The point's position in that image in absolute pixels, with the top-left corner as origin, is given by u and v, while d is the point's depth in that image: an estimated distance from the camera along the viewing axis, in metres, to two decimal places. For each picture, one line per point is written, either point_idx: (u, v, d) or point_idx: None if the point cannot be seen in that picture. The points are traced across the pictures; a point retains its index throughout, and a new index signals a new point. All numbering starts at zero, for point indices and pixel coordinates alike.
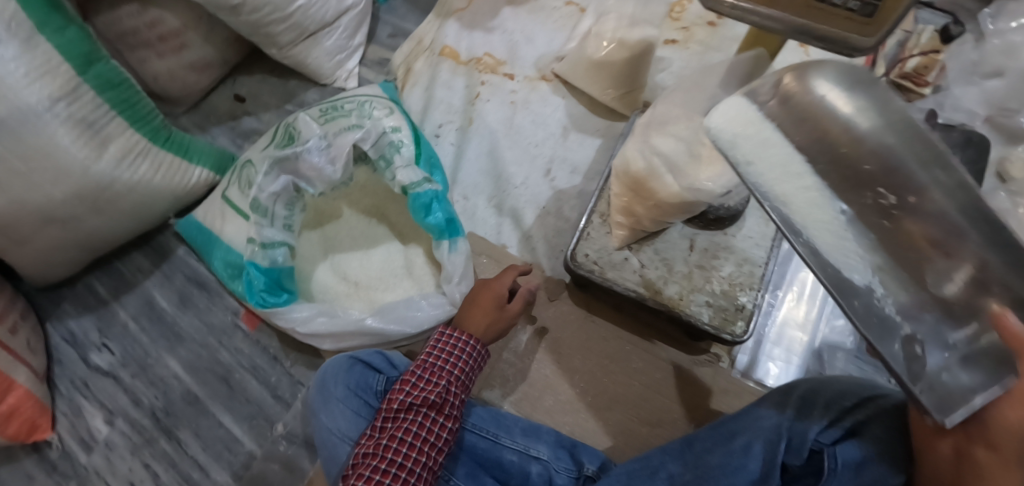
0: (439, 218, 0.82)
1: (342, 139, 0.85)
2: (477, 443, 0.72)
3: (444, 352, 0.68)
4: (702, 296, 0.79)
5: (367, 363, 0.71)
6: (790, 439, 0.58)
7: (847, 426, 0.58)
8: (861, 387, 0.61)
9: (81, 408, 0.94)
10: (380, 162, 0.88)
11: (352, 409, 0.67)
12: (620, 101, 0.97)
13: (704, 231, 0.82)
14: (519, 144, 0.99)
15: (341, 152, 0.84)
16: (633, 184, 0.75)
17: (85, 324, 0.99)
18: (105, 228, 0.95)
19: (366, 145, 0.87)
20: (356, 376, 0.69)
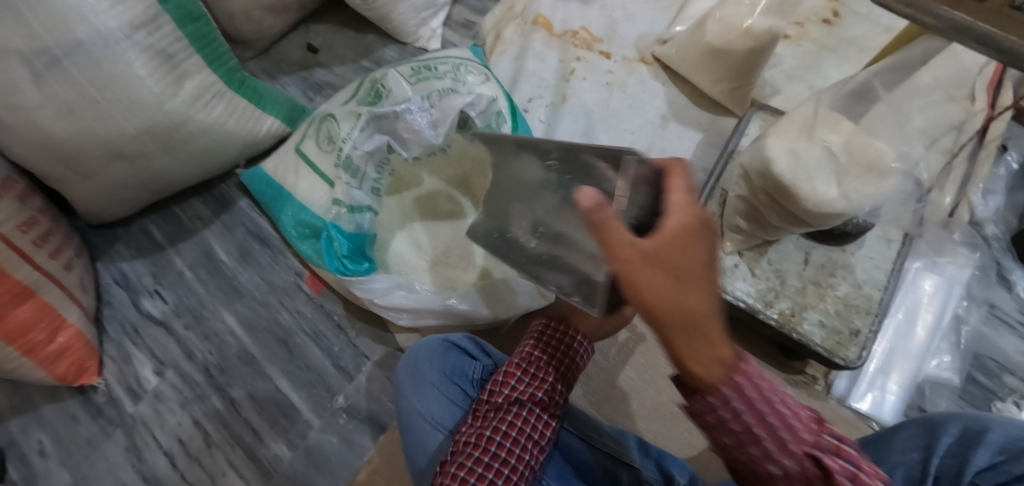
0: None
1: (446, 102, 0.78)
2: (572, 442, 0.69)
3: (552, 346, 0.63)
4: (815, 314, 0.73)
5: (461, 349, 0.67)
6: (936, 479, 0.53)
7: (1014, 472, 0.50)
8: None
9: (130, 355, 0.90)
10: (482, 132, 0.81)
11: (447, 396, 0.64)
12: (728, 96, 0.91)
13: (822, 245, 0.75)
14: (615, 129, 0.93)
15: (445, 115, 0.78)
16: (769, 186, 0.66)
17: (138, 268, 0.95)
18: (172, 170, 0.89)
19: (473, 112, 0.80)
20: (451, 361, 0.65)
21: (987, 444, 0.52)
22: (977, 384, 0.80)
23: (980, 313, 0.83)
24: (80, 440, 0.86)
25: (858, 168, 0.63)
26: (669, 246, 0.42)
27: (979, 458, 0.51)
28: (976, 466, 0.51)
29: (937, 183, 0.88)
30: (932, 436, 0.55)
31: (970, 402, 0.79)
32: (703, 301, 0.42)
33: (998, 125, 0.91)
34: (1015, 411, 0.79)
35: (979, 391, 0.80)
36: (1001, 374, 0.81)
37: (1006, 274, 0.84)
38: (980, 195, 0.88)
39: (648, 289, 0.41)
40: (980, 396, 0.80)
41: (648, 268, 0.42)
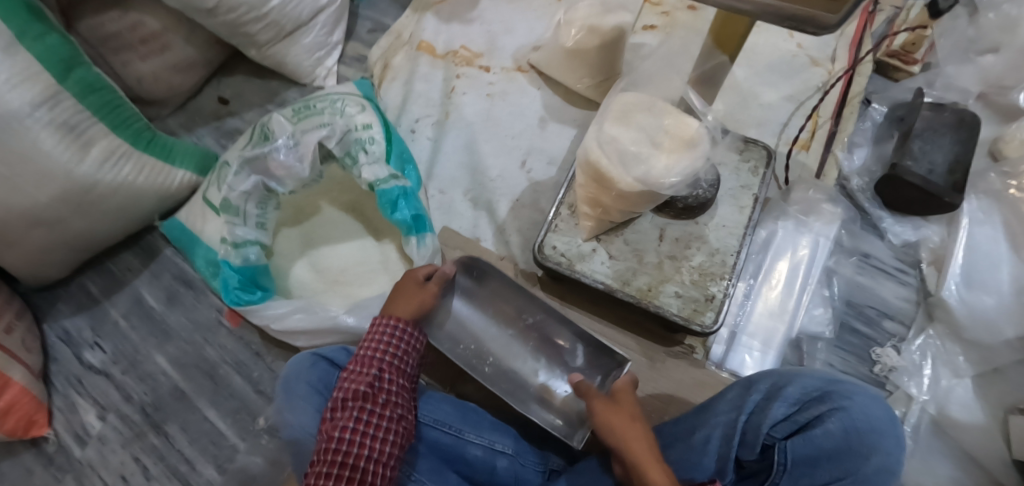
0: (407, 214, 0.83)
1: (309, 136, 0.83)
2: (439, 438, 0.71)
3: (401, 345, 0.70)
4: (672, 286, 0.77)
5: (330, 360, 0.73)
6: (745, 434, 0.58)
7: (801, 421, 0.56)
8: (823, 381, 0.58)
9: (76, 404, 0.97)
10: (346, 159, 0.87)
11: (315, 408, 0.68)
12: (596, 90, 0.96)
13: (676, 220, 0.81)
14: (497, 136, 0.97)
15: (309, 149, 0.82)
16: (596, 175, 0.74)
17: (80, 323, 1.02)
18: (92, 229, 0.96)
19: (331, 142, 0.85)
20: (320, 371, 0.71)
21: (784, 398, 0.57)
22: (858, 335, 0.83)
23: (853, 264, 0.87)
24: None
25: (672, 145, 0.71)
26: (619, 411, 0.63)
27: (777, 411, 0.57)
28: (774, 418, 0.56)
29: (801, 144, 0.93)
30: (746, 391, 0.60)
31: (851, 352, 0.83)
32: (635, 435, 0.60)
33: (860, 81, 0.95)
34: (894, 356, 0.81)
35: (860, 340, 0.83)
36: (880, 321, 0.84)
37: (877, 223, 0.88)
38: (846, 151, 0.92)
39: (615, 411, 0.63)
40: (860, 345, 0.83)
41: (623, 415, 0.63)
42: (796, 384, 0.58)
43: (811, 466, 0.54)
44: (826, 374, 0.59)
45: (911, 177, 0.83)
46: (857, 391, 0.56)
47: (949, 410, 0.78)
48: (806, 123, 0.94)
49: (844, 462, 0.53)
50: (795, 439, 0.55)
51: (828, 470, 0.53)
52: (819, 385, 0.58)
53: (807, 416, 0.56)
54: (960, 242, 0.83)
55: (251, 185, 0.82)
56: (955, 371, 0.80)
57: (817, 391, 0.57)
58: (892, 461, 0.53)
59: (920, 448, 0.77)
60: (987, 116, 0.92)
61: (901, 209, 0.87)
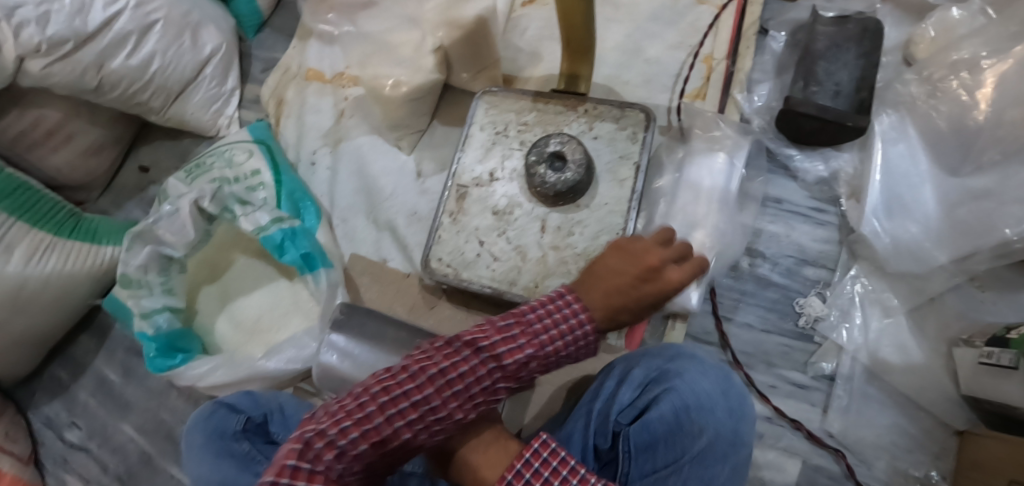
0: (295, 255, 0.83)
1: (184, 200, 0.84)
2: None
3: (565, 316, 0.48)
4: (557, 279, 0.73)
5: (230, 406, 0.73)
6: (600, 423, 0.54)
7: (643, 405, 0.52)
8: (667, 357, 0.55)
9: (65, 482, 1.04)
10: (224, 214, 0.88)
11: (207, 454, 0.68)
12: (478, 82, 0.91)
13: (555, 209, 0.76)
14: (386, 153, 0.95)
15: (185, 215, 0.84)
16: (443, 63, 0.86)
17: (56, 407, 1.08)
18: (33, 324, 1.00)
19: (207, 200, 0.85)
20: (216, 419, 0.72)
21: (630, 382, 0.53)
22: (776, 289, 0.77)
23: (763, 212, 0.80)
24: None
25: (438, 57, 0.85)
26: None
27: (623, 396, 0.53)
28: (618, 403, 0.53)
29: (696, 95, 0.86)
30: (602, 380, 0.56)
31: (772, 308, 0.77)
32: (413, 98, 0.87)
33: (753, 10, 0.87)
34: (818, 306, 0.75)
35: (779, 294, 0.77)
36: (801, 270, 0.77)
37: (786, 162, 0.81)
38: (745, 92, 0.85)
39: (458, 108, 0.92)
40: (782, 300, 0.77)
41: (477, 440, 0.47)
42: (642, 367, 0.54)
43: (651, 452, 0.50)
44: (671, 348, 0.55)
45: (804, 107, 0.75)
46: (696, 364, 0.53)
47: (882, 354, 0.72)
48: (699, 69, 0.86)
49: (679, 442, 0.49)
50: (637, 426, 0.51)
51: (666, 453, 0.49)
52: (659, 362, 0.54)
53: (648, 398, 0.52)
54: (876, 168, 0.75)
55: (145, 257, 0.84)
56: (886, 309, 0.73)
57: (659, 371, 0.53)
58: (726, 430, 0.50)
59: (856, 400, 0.72)
60: (896, 19, 0.84)
61: (808, 141, 0.79)
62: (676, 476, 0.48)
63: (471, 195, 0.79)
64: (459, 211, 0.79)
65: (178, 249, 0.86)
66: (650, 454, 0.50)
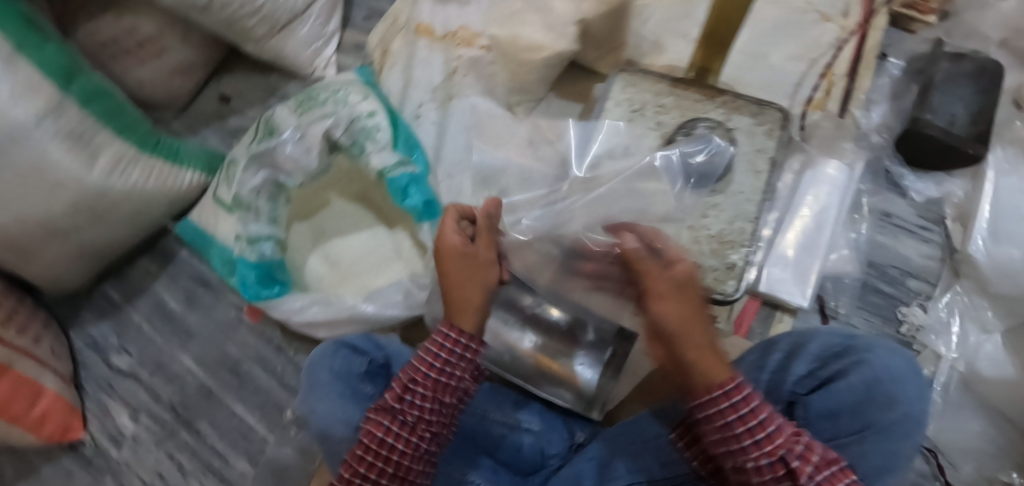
0: (417, 201, 0.82)
1: (314, 127, 0.84)
2: (466, 419, 0.73)
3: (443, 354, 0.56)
4: (690, 257, 0.75)
5: (352, 347, 0.72)
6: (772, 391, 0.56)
7: (824, 376, 0.53)
8: (843, 334, 0.55)
9: (107, 407, 1.00)
10: (353, 148, 0.87)
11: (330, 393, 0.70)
12: (601, 61, 0.93)
13: (692, 190, 0.77)
14: (502, 116, 0.95)
15: (315, 141, 0.83)
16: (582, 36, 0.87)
17: (103, 329, 1.04)
18: (107, 236, 0.99)
19: (338, 131, 0.85)
20: (341, 360, 0.70)
21: (804, 355, 0.54)
22: (881, 294, 0.82)
23: (872, 222, 0.85)
24: None
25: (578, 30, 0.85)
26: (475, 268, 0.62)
27: (797, 369, 0.54)
28: (794, 374, 0.54)
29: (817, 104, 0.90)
30: (764, 352, 0.57)
31: (875, 312, 0.81)
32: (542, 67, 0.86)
33: (874, 35, 0.90)
34: (920, 314, 0.80)
35: (883, 299, 0.82)
36: (904, 280, 0.82)
37: (899, 181, 0.85)
38: (864, 109, 0.88)
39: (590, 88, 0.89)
40: (885, 304, 0.81)
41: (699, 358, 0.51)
42: (816, 340, 0.55)
43: (832, 422, 0.51)
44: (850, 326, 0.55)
45: (931, 130, 0.79)
46: (878, 340, 0.53)
47: (979, 367, 0.76)
48: (819, 82, 0.90)
49: (866, 413, 0.50)
50: (818, 395, 0.52)
51: (850, 424, 0.50)
52: (841, 336, 0.55)
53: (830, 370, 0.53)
54: (986, 197, 0.80)
55: (262, 180, 0.84)
56: (984, 326, 0.78)
57: (839, 346, 0.54)
58: (916, 407, 0.49)
59: (949, 408, 0.77)
60: (1009, 63, 0.89)
61: (922, 164, 0.83)
62: (861, 444, 0.49)
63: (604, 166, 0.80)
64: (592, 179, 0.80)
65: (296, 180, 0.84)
66: (829, 423, 0.51)
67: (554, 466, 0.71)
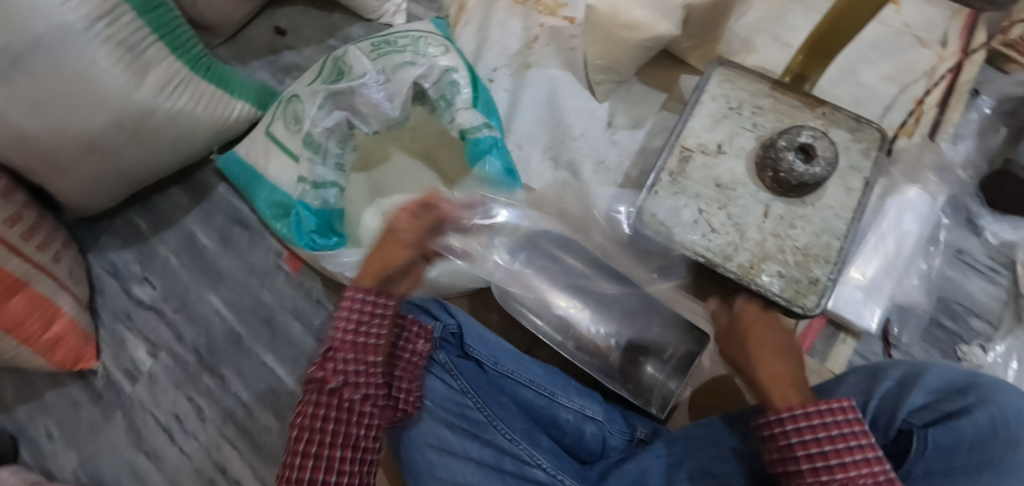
0: (498, 167, 0.82)
1: (401, 74, 0.83)
2: (534, 400, 0.72)
3: (357, 318, 0.55)
4: (774, 265, 0.73)
5: (424, 309, 0.73)
6: (877, 417, 0.57)
7: (943, 410, 0.54)
8: (962, 373, 0.57)
9: (124, 340, 0.95)
10: (439, 101, 0.86)
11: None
12: (693, 54, 0.87)
13: (781, 198, 0.74)
14: (581, 93, 0.91)
15: (400, 88, 0.83)
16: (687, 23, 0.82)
17: (126, 257, 0.98)
18: (147, 158, 0.92)
19: (427, 83, 0.84)
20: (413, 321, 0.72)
21: (923, 385, 0.56)
22: (943, 330, 0.82)
23: (945, 256, 0.85)
24: (85, 422, 0.92)
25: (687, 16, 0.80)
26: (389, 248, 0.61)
27: (914, 398, 0.55)
28: (910, 404, 0.55)
29: (904, 131, 0.88)
30: (873, 378, 0.59)
31: (936, 346, 0.81)
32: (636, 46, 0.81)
33: (970, 69, 0.89)
34: (980, 354, 0.79)
35: (945, 336, 0.82)
36: (967, 318, 0.82)
37: (975, 219, 0.85)
38: (950, 142, 0.87)
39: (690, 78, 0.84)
40: (946, 341, 0.81)
41: (784, 386, 0.54)
42: (935, 375, 0.56)
43: (951, 455, 0.51)
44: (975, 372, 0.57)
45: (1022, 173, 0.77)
46: (1004, 385, 0.54)
47: None
48: (910, 109, 0.89)
49: (990, 451, 0.50)
50: (936, 427, 0.53)
51: (969, 459, 0.51)
52: (962, 377, 0.56)
53: (953, 405, 0.53)
54: None
55: (335, 120, 0.83)
56: None
57: (962, 384, 0.55)
58: None
59: None
60: None
61: (1002, 208, 0.83)
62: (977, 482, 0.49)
63: (695, 160, 0.77)
64: (680, 173, 0.77)
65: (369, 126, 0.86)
66: (947, 456, 0.51)
67: (614, 459, 0.71)
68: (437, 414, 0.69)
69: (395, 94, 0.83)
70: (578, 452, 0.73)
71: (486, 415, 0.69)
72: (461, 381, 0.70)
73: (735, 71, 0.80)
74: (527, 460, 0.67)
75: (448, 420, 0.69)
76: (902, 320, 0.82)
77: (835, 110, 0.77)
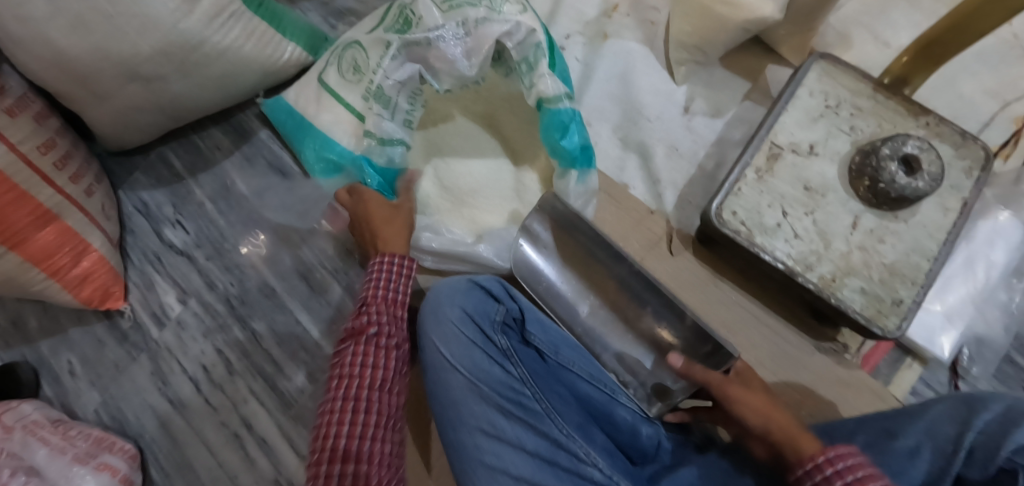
0: (574, 144, 0.74)
1: (482, 30, 0.74)
2: (592, 394, 0.70)
3: (385, 274, 0.67)
4: (856, 281, 0.68)
5: (486, 290, 0.71)
6: (973, 450, 0.53)
7: None
8: None
9: (153, 283, 0.91)
10: (520, 65, 0.77)
11: (467, 337, 0.69)
12: (785, 43, 0.81)
13: (873, 210, 0.69)
14: (659, 72, 0.85)
15: (480, 45, 0.75)
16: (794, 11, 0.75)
17: (159, 197, 0.93)
18: (190, 94, 0.87)
19: (510, 43, 0.76)
20: (475, 301, 0.70)
21: None
22: (1015, 366, 0.76)
23: None
24: (110, 363, 0.89)
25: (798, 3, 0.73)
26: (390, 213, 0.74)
27: (1018, 436, 0.51)
28: (1014, 440, 0.51)
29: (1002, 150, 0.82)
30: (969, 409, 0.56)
31: (1003, 380, 0.76)
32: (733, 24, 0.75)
33: None
34: None
35: (1016, 372, 0.76)
36: None
37: None
38: None
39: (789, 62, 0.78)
40: (1016, 377, 0.76)
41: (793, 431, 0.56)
42: None
43: None
44: None
45: None
46: None
47: None
48: (1011, 128, 0.82)
49: None
50: None
51: None
52: None
53: None
54: None
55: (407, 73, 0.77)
56: None
57: None
58: None
59: None
60: None
61: None
62: None
63: (785, 160, 0.72)
64: (767, 171, 0.71)
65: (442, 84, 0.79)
66: None
67: (667, 463, 0.68)
68: (492, 399, 0.67)
69: (475, 50, 0.75)
70: (631, 451, 0.70)
71: (544, 407, 0.66)
72: (520, 369, 0.68)
73: (836, 68, 0.74)
74: (582, 457, 0.64)
75: (503, 406, 0.66)
76: (978, 353, 0.76)
77: (939, 121, 0.72)
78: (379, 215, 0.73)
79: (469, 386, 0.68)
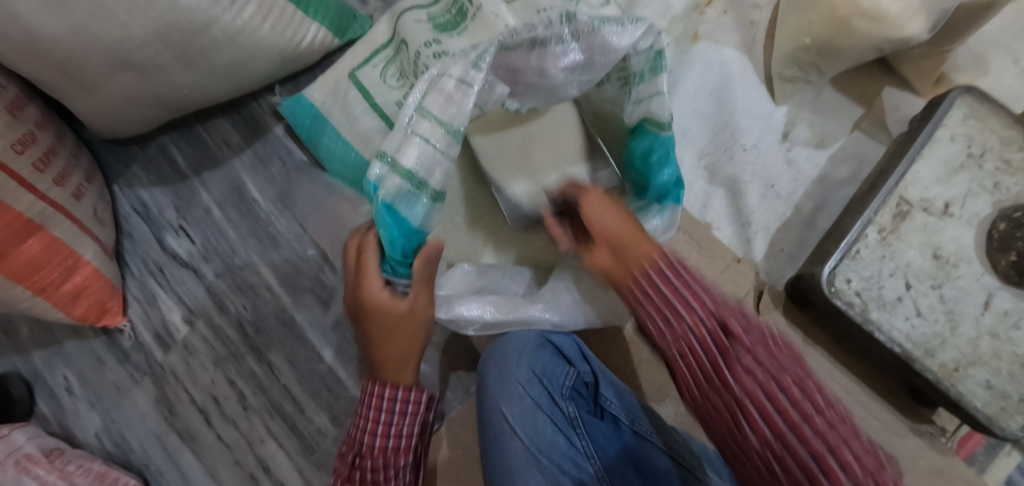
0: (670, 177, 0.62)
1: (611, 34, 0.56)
2: None
3: (387, 415, 0.56)
4: (982, 373, 0.58)
5: (557, 349, 0.64)
6: None
7: None
8: None
9: (155, 298, 0.80)
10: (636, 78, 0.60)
11: (532, 399, 0.62)
12: (914, 68, 0.67)
13: (1011, 289, 0.58)
14: (758, 89, 0.72)
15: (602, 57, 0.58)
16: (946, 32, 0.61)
17: (159, 198, 0.81)
18: (193, 84, 0.73)
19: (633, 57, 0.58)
20: (544, 361, 0.63)
21: None
22: None
23: None
24: (109, 384, 0.80)
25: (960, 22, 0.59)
26: (398, 320, 0.56)
27: None
28: None
29: None
30: None
31: None
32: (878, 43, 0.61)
33: None
34: None
35: None
36: None
37: None
38: None
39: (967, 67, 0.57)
40: None
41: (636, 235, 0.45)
42: None
43: None
44: None
45: None
46: None
47: None
48: None
49: None
50: None
51: None
52: None
53: None
54: None
55: (495, 99, 0.59)
56: None
57: None
58: None
59: None
60: None
61: None
62: None
63: (914, 220, 0.60)
64: (892, 231, 0.60)
65: (524, 104, 0.62)
66: None
67: None
68: (552, 473, 0.59)
69: (591, 64, 0.58)
70: None
71: None
72: (586, 441, 0.61)
73: (980, 109, 0.62)
74: None
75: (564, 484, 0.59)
76: None
77: None
78: (387, 320, 0.56)
79: (528, 458, 0.60)
